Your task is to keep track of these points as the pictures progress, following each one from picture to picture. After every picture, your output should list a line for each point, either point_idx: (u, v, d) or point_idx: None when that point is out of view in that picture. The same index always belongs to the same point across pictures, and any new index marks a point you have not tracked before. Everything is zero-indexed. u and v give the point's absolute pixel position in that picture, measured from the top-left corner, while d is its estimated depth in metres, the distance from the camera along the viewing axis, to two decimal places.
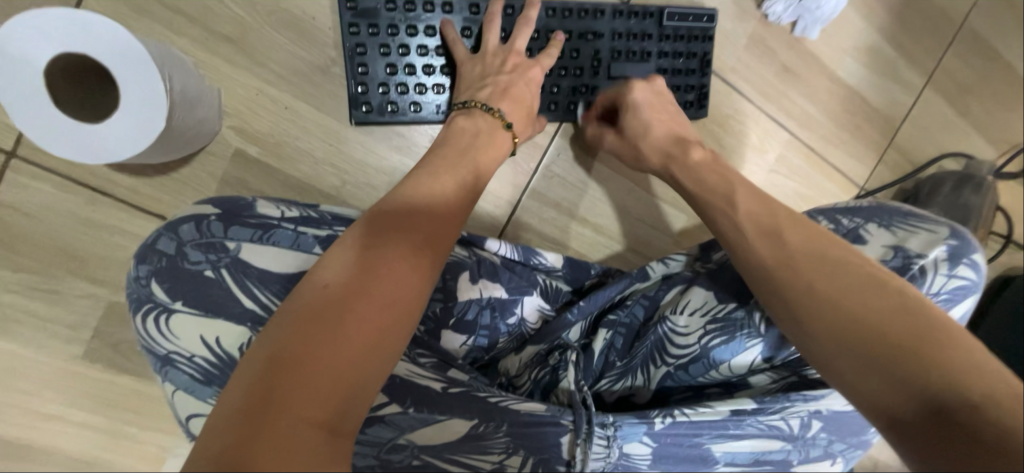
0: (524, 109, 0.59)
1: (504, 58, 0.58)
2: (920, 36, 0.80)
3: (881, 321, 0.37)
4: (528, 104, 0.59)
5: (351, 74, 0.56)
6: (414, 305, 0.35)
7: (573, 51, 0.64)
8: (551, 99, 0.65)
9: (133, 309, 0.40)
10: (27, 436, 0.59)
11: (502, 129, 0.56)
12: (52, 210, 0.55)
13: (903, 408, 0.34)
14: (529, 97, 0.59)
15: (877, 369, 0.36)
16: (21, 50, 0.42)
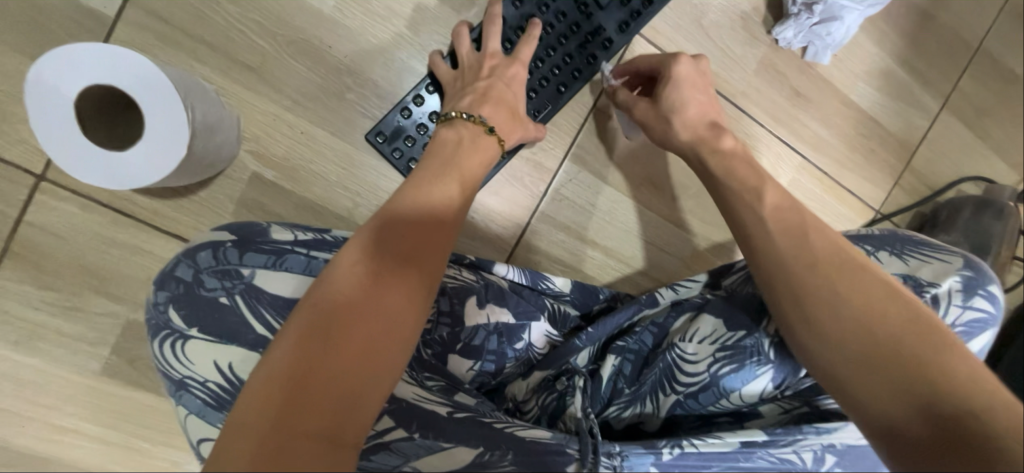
0: (508, 110, 0.59)
1: (480, 65, 0.59)
2: (934, 60, 0.79)
3: (881, 349, 0.39)
4: (512, 103, 0.60)
5: (393, 153, 0.62)
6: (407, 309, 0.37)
7: (562, 35, 0.65)
8: (558, 82, 0.66)
9: (150, 334, 0.41)
10: (45, 449, 0.61)
11: (485, 133, 0.56)
12: (77, 230, 0.57)
13: (907, 426, 0.37)
14: (511, 96, 0.60)
15: (881, 391, 0.38)
16: (53, 81, 0.44)
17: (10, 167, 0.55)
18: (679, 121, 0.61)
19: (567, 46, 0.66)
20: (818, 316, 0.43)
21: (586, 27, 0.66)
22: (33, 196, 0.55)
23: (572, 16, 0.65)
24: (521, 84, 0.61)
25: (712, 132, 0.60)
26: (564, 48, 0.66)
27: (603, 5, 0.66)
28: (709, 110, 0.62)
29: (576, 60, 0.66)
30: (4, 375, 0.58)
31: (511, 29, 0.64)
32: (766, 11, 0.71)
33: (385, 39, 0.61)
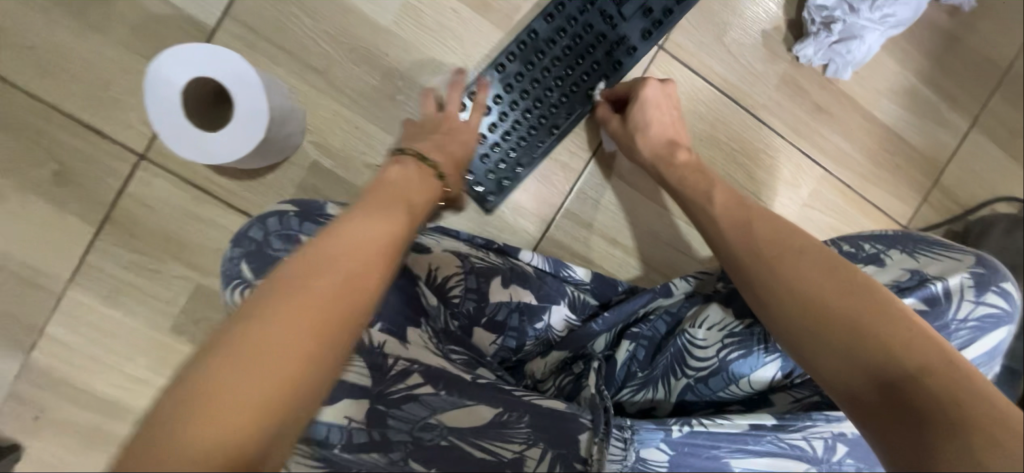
0: (455, 163, 0.59)
1: (439, 121, 0.63)
2: (961, 80, 0.81)
3: (846, 315, 0.41)
4: (459, 158, 0.60)
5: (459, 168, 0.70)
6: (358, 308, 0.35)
7: (590, 46, 0.71)
8: (590, 88, 0.72)
9: (222, 284, 0.48)
10: (118, 394, 0.69)
11: (433, 178, 0.53)
12: (165, 202, 0.67)
13: (862, 388, 0.39)
14: (461, 152, 0.61)
15: (845, 356, 0.40)
16: (167, 74, 0.54)
17: (119, 147, 0.65)
18: (645, 139, 0.67)
19: (595, 55, 0.71)
20: (777, 303, 0.45)
21: (612, 35, 0.71)
22: (134, 171, 0.66)
23: (598, 27, 0.70)
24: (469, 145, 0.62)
25: (673, 148, 0.66)
26: (592, 57, 0.71)
27: (626, 16, 0.71)
28: (669, 129, 0.68)
29: (603, 66, 0.71)
30: (93, 325, 0.67)
31: (543, 40, 0.70)
32: (787, 31, 0.76)
33: (434, 50, 0.69)
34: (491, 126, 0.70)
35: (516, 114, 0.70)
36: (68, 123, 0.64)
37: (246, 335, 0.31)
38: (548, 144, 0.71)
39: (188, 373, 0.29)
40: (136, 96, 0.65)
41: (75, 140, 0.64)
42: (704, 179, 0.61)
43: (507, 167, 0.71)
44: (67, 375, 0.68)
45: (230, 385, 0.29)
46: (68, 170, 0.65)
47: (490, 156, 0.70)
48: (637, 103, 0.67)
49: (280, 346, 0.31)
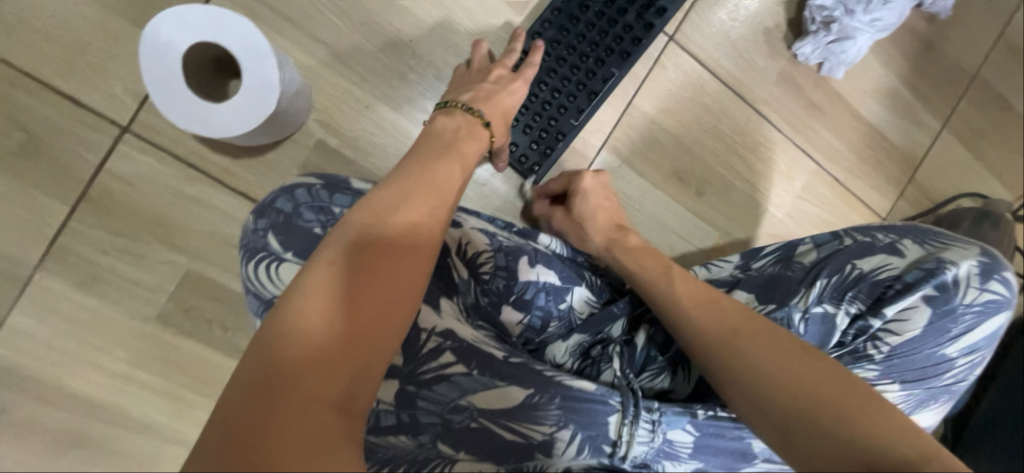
0: (504, 114, 0.60)
1: (487, 72, 0.62)
2: (935, 84, 0.87)
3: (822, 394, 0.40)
4: (507, 109, 0.61)
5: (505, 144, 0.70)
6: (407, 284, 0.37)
7: (621, 10, 0.70)
8: (623, 50, 0.70)
9: (244, 256, 0.45)
10: (92, 391, 0.62)
11: (480, 126, 0.57)
12: (152, 180, 0.61)
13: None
14: (511, 105, 0.61)
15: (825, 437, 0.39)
16: (167, 37, 0.50)
17: (98, 118, 0.59)
18: (590, 226, 0.66)
19: (625, 18, 0.70)
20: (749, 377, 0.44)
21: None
22: (117, 145, 0.60)
23: None
24: (518, 98, 0.63)
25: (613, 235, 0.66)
26: (624, 20, 0.70)
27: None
28: (613, 214, 0.68)
29: (634, 28, 0.70)
30: (64, 314, 0.61)
31: (574, 5, 0.69)
32: (787, 29, 0.79)
33: (449, 28, 0.67)
34: (533, 95, 0.70)
35: (557, 82, 0.69)
36: (37, 88, 0.57)
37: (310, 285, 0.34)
38: (589, 109, 0.70)
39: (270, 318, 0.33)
40: (118, 61, 0.59)
41: (46, 108, 0.58)
42: (655, 259, 0.60)
43: (550, 135, 0.70)
44: (32, 371, 0.61)
45: (296, 330, 0.32)
46: (37, 141, 0.58)
47: (533, 127, 0.70)
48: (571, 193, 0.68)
49: (319, 339, 0.31)
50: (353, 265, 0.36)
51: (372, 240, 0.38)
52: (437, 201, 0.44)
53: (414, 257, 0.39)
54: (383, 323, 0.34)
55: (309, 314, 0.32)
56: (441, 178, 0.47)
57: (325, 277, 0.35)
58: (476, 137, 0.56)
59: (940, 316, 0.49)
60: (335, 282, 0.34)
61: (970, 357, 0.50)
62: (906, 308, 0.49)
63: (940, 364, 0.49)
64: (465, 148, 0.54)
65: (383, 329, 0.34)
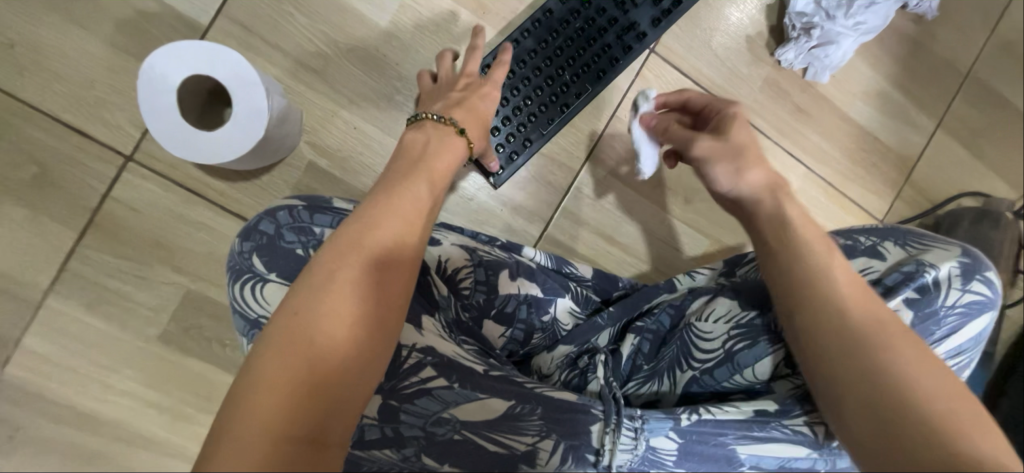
0: (478, 120, 0.61)
1: (455, 80, 0.62)
2: (926, 84, 0.86)
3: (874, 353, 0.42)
4: (481, 115, 0.61)
5: None
6: (373, 320, 0.39)
7: (602, 30, 0.71)
8: (600, 69, 0.72)
9: (231, 278, 0.47)
10: (100, 409, 0.65)
11: (455, 135, 0.57)
12: (153, 205, 0.64)
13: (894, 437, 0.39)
14: (484, 109, 0.62)
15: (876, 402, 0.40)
16: (162, 70, 0.53)
17: (104, 149, 0.63)
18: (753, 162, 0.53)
19: (606, 38, 0.72)
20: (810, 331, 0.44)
21: (623, 21, 0.72)
22: (121, 174, 0.63)
23: (611, 12, 0.71)
24: (492, 101, 0.63)
25: (733, 155, 0.53)
26: (602, 40, 0.72)
27: (638, 3, 0.72)
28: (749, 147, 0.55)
29: (613, 49, 0.72)
30: (73, 335, 0.64)
31: (556, 21, 0.70)
32: (769, 36, 0.79)
33: (432, 50, 0.69)
34: (505, 100, 0.70)
35: (529, 91, 0.70)
36: (48, 123, 0.61)
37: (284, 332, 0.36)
38: (559, 120, 0.72)
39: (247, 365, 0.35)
40: (122, 95, 0.62)
41: (56, 141, 0.62)
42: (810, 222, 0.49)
43: (517, 141, 0.71)
44: (42, 390, 0.64)
45: (269, 375, 0.34)
46: (48, 172, 0.62)
47: (501, 130, 0.70)
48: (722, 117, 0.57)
49: (289, 383, 0.34)
50: (325, 308, 0.37)
51: (343, 280, 0.39)
52: (410, 226, 0.44)
53: (386, 294, 0.40)
54: (355, 363, 0.37)
55: (284, 364, 0.35)
56: (414, 201, 0.47)
57: (298, 323, 0.36)
58: (450, 147, 0.55)
59: (923, 319, 0.49)
60: (309, 327, 0.36)
61: (955, 359, 0.50)
62: None
63: None
64: (436, 163, 0.53)
65: (355, 370, 0.37)
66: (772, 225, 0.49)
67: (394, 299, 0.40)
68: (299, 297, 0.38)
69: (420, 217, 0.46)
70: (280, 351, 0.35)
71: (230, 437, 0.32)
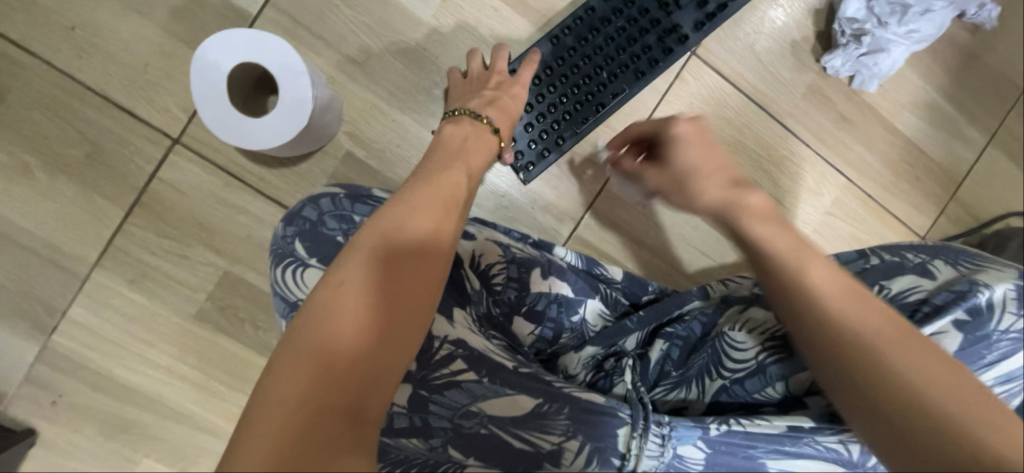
0: (510, 118, 0.63)
1: (487, 79, 0.64)
2: (980, 97, 0.83)
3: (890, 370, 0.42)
4: (512, 114, 0.63)
5: None
6: (409, 298, 0.39)
7: (643, 30, 0.70)
8: (638, 69, 0.70)
9: (273, 261, 0.48)
10: (138, 381, 0.68)
11: (490, 133, 0.59)
12: (196, 187, 0.66)
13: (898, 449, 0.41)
14: (516, 108, 0.64)
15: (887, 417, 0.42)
16: (214, 56, 0.55)
17: (154, 130, 0.65)
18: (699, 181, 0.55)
19: (646, 39, 0.70)
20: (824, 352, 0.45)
21: (665, 22, 0.71)
22: (167, 156, 0.65)
23: (653, 13, 0.70)
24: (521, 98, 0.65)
25: (680, 187, 0.57)
26: (643, 41, 0.70)
27: (681, 5, 0.71)
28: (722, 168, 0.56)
29: (653, 50, 0.70)
30: (116, 308, 0.66)
31: (598, 18, 0.69)
32: (816, 41, 0.77)
33: (472, 45, 0.69)
34: (539, 96, 0.69)
35: (565, 88, 0.70)
36: (103, 104, 0.64)
37: (326, 309, 0.36)
38: (594, 119, 0.70)
39: (292, 338, 0.36)
40: (172, 79, 0.64)
41: (110, 121, 0.64)
42: (784, 234, 0.50)
43: (550, 138, 0.70)
44: (86, 359, 0.66)
45: (309, 346, 0.34)
46: (100, 151, 0.64)
47: (535, 126, 0.70)
48: (666, 140, 0.58)
49: (329, 354, 0.34)
50: (365, 287, 0.38)
51: (379, 263, 0.39)
52: (443, 214, 0.45)
53: (421, 275, 0.40)
54: (393, 341, 0.37)
55: (326, 338, 0.35)
56: (447, 189, 0.47)
57: (340, 299, 0.37)
58: (484, 141, 0.58)
59: (973, 343, 0.47)
60: (349, 304, 0.37)
61: (1005, 386, 0.47)
62: (935, 332, 0.47)
63: None
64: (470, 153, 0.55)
65: (393, 348, 0.37)
66: (779, 241, 0.49)
67: (429, 281, 0.41)
68: (340, 274, 0.38)
69: (452, 203, 0.46)
70: (320, 326, 0.35)
71: (271, 403, 0.32)
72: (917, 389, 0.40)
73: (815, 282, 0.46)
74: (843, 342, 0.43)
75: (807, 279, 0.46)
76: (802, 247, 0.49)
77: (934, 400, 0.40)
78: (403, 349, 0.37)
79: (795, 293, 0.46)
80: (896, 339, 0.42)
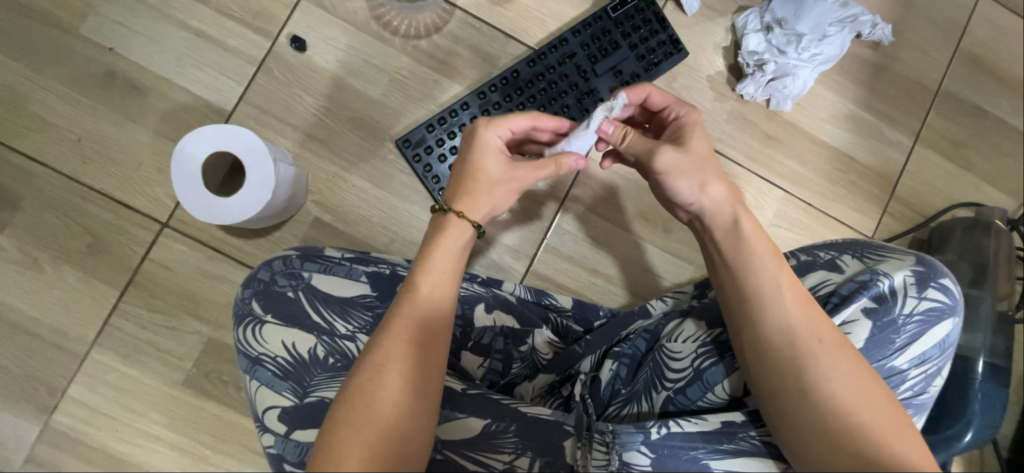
0: (478, 187, 0.53)
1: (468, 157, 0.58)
2: (896, 103, 0.89)
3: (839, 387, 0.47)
4: (483, 184, 0.54)
5: (425, 175, 0.77)
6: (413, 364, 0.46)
7: (563, 92, 0.79)
8: None
9: (235, 321, 0.54)
10: (130, 451, 0.72)
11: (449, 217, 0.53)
12: (183, 263, 0.74)
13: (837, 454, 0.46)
14: (482, 173, 0.54)
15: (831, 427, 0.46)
16: (189, 148, 0.64)
17: (145, 218, 0.74)
18: (707, 174, 0.55)
19: (565, 99, 0.79)
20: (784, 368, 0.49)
21: (583, 86, 0.80)
22: (157, 238, 0.74)
23: (572, 78, 0.80)
24: (500, 149, 0.55)
25: (696, 171, 0.54)
26: (562, 101, 0.79)
27: (599, 73, 0.80)
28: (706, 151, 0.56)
29: (571, 109, 0.79)
30: (111, 383, 0.72)
31: (524, 80, 0.79)
32: (729, 74, 0.86)
33: (418, 114, 0.79)
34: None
35: None
36: (102, 200, 0.73)
37: (357, 392, 0.44)
38: None
39: (333, 415, 0.44)
40: (161, 172, 0.74)
41: (108, 215, 0.73)
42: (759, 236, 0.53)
43: None
44: (83, 434, 0.71)
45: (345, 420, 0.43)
46: (99, 241, 0.73)
47: None
48: (679, 127, 0.57)
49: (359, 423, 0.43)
50: (389, 369, 0.45)
51: (396, 344, 0.47)
52: (448, 287, 0.51)
53: (434, 350, 0.48)
54: (418, 411, 0.45)
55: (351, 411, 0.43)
56: (450, 259, 0.51)
57: (370, 380, 0.45)
58: (484, 202, 0.53)
59: (882, 328, 0.51)
60: (374, 385, 0.45)
61: (922, 367, 0.51)
62: (848, 321, 0.51)
63: (892, 377, 0.51)
64: (474, 220, 0.53)
65: (420, 416, 0.45)
66: (730, 245, 0.54)
67: (441, 353, 0.49)
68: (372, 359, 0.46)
69: (456, 272, 0.52)
70: (354, 406, 0.44)
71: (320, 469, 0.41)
72: (837, 391, 0.46)
73: (760, 280, 0.51)
74: (778, 341, 0.49)
75: (752, 277, 0.51)
76: (753, 240, 0.53)
77: (852, 402, 0.46)
78: (428, 418, 0.46)
79: (742, 290, 0.51)
80: (829, 343, 0.48)
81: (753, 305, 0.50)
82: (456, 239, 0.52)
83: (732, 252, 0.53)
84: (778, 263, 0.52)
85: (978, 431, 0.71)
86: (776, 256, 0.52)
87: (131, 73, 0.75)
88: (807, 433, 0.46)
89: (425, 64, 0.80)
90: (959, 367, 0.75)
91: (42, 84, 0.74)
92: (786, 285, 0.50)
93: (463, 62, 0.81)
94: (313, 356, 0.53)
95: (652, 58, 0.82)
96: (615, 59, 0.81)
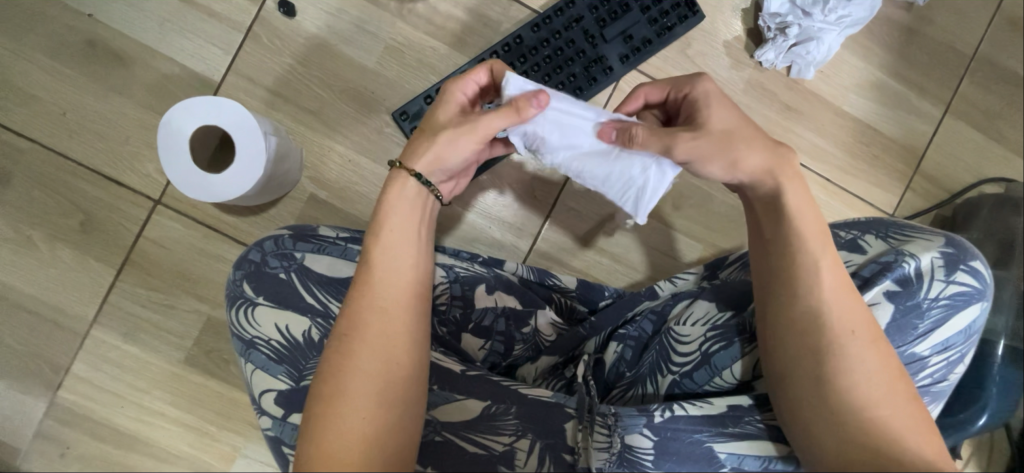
0: (424, 139, 0.48)
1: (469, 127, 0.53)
2: (928, 70, 0.83)
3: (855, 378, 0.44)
4: (428, 141, 0.48)
5: None
6: (402, 352, 0.45)
7: (569, 60, 0.74)
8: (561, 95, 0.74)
9: (228, 304, 0.53)
10: (136, 427, 0.72)
11: (405, 175, 0.48)
12: (178, 241, 0.72)
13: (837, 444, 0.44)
14: (432, 129, 0.49)
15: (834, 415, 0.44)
16: (175, 123, 0.61)
17: (136, 195, 0.72)
18: (742, 148, 0.48)
19: (571, 67, 0.74)
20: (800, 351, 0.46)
21: (590, 54, 0.75)
22: (150, 215, 0.72)
23: (579, 44, 0.74)
24: (461, 103, 0.50)
25: (722, 150, 0.48)
26: (569, 69, 0.74)
27: (607, 39, 0.75)
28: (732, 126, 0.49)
29: (578, 78, 0.74)
30: (114, 361, 0.72)
31: (527, 47, 0.74)
32: (748, 39, 0.80)
33: (416, 84, 0.75)
34: None
35: None
36: (91, 176, 0.71)
37: (337, 370, 0.43)
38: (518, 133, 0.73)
39: (316, 395, 0.43)
40: (150, 147, 0.72)
41: (99, 192, 0.71)
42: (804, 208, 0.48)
43: None
44: (89, 410, 0.72)
45: (333, 402, 0.42)
46: (92, 218, 0.71)
47: None
48: (691, 105, 0.50)
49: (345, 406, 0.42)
50: (370, 348, 0.44)
51: (382, 325, 0.45)
52: (410, 253, 0.48)
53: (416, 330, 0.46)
54: (404, 395, 0.44)
55: (334, 394, 0.43)
56: (407, 223, 0.48)
57: (340, 362, 0.43)
58: (428, 148, 0.48)
59: (905, 313, 0.48)
60: (345, 366, 0.43)
61: (944, 354, 0.49)
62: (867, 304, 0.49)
63: (912, 363, 0.49)
64: (412, 169, 0.48)
65: (405, 394, 0.44)
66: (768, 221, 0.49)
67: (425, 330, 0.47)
68: (352, 342, 0.44)
69: (421, 244, 0.49)
70: (338, 384, 0.43)
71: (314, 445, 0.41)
72: (840, 361, 0.45)
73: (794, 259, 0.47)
74: (804, 321, 0.46)
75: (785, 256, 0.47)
76: (797, 213, 0.48)
77: (852, 373, 0.44)
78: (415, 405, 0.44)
79: (770, 266, 0.49)
80: (843, 320, 0.45)
81: (777, 285, 0.48)
82: (406, 193, 0.48)
83: (769, 225, 0.49)
84: (814, 224, 0.48)
85: (992, 414, 0.69)
86: (820, 236, 0.47)
87: (114, 42, 0.71)
88: (810, 415, 0.45)
89: (421, 30, 0.75)
90: (979, 350, 0.72)
91: (22, 54, 0.70)
92: (823, 267, 0.46)
93: (462, 27, 0.76)
94: (307, 339, 0.51)
95: (665, 22, 0.76)
96: (625, 24, 0.75)
